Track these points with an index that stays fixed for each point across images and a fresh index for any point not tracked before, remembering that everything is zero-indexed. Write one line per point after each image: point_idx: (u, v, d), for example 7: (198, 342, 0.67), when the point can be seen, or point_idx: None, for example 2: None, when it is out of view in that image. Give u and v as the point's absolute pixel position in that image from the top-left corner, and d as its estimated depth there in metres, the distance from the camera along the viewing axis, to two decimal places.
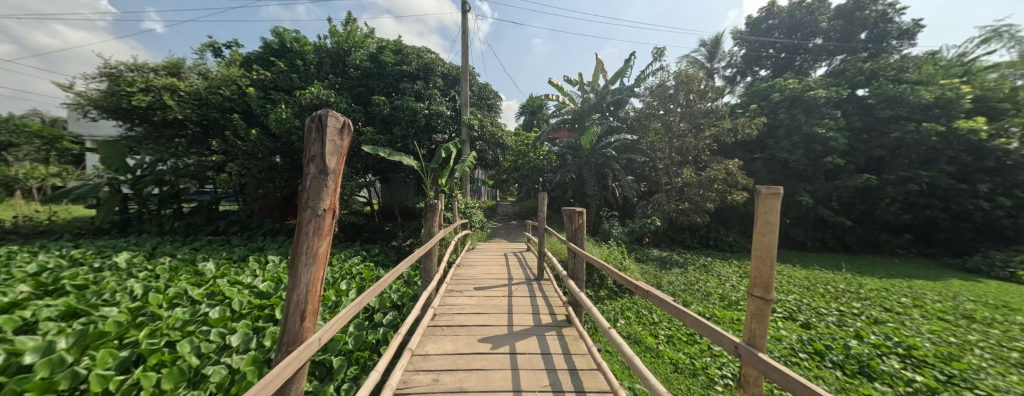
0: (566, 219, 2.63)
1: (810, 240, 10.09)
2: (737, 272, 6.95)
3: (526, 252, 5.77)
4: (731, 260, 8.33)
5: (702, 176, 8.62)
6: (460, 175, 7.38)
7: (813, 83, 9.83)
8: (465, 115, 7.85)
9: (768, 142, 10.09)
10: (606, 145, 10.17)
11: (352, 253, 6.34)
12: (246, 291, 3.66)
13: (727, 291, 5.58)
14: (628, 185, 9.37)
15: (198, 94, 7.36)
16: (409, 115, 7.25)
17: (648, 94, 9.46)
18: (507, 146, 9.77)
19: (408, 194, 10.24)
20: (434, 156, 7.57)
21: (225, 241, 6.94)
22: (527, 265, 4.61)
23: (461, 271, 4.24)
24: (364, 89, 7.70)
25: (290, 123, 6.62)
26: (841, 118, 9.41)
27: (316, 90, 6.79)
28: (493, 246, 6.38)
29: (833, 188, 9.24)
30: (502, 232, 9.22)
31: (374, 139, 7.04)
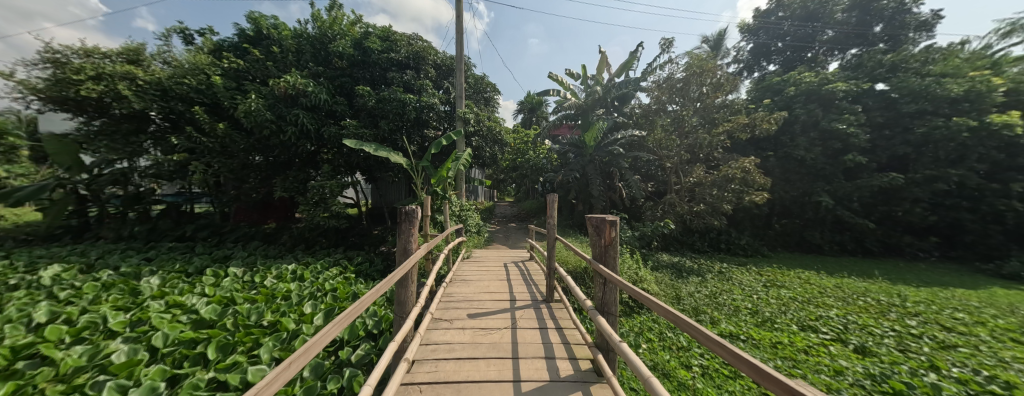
0: (592, 231, 1.95)
1: (827, 242, 9.53)
2: (760, 280, 6.31)
3: (530, 261, 5.04)
4: (748, 266, 7.70)
5: (716, 175, 7.98)
6: (454, 174, 6.66)
7: (831, 77, 9.23)
8: (460, 109, 7.14)
9: (782, 139, 9.50)
10: (611, 142, 9.51)
11: (331, 263, 5.57)
12: (181, 318, 2.91)
13: (757, 305, 4.92)
14: (636, 185, 8.73)
15: (160, 84, 6.59)
16: (397, 108, 6.51)
17: (657, 87, 8.80)
18: (505, 144, 9.07)
19: (398, 195, 9.50)
20: (425, 153, 6.84)
21: (188, 248, 6.16)
22: (531, 281, 3.89)
23: (453, 289, 3.50)
24: (347, 80, 6.91)
25: (260, 115, 5.85)
26: (862, 113, 8.83)
27: (291, 79, 6.03)
28: (491, 254, 5.62)
29: (854, 188, 8.65)
30: (500, 236, 8.55)
31: (357, 133, 6.28)
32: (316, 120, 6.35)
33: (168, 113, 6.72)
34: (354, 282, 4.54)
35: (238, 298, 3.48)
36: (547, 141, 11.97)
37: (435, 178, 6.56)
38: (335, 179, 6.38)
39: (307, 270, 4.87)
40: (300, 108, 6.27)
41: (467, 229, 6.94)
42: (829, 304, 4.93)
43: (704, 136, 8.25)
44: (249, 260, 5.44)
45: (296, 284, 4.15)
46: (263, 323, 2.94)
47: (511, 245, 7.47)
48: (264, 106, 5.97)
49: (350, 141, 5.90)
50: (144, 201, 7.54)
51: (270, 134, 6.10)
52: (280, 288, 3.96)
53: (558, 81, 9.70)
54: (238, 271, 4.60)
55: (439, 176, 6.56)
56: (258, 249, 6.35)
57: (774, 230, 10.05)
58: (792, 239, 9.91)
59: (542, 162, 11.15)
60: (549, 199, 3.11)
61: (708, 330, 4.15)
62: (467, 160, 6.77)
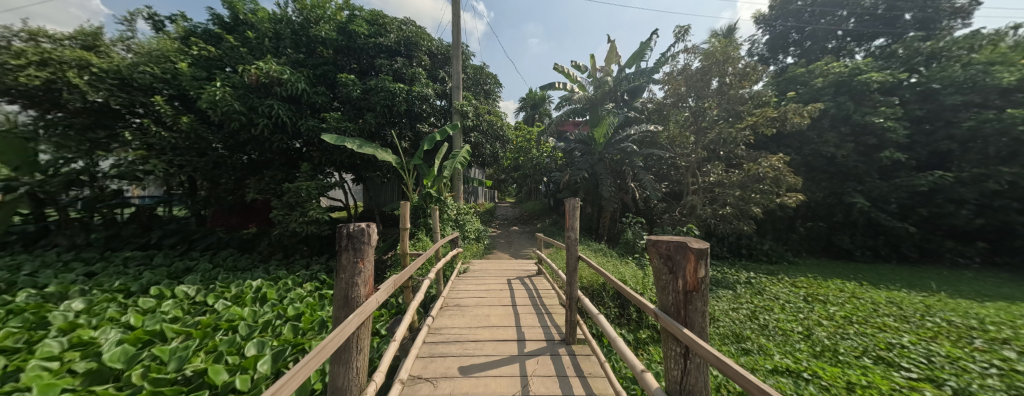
0: (664, 264, 1.12)
1: (858, 248, 8.75)
2: (798, 295, 5.52)
3: (539, 277, 4.26)
4: (777, 276, 6.93)
5: (741, 174, 7.19)
6: (450, 173, 5.94)
7: (863, 66, 8.43)
8: (457, 100, 6.41)
9: (810, 135, 8.70)
10: (623, 139, 8.71)
11: (305, 277, 4.79)
12: (72, 369, 2.15)
13: (809, 328, 4.12)
14: (650, 185, 7.95)
15: (120, 73, 5.86)
16: (385, 99, 5.74)
17: (674, 78, 8.03)
18: (507, 141, 8.31)
19: (391, 197, 8.74)
20: (417, 150, 6.09)
21: (145, 259, 5.39)
22: (542, 308, 3.08)
23: (443, 321, 2.70)
24: (330, 67, 6.11)
25: (226, 106, 5.09)
26: (899, 106, 8.03)
27: (263, 65, 5.27)
28: (493, 266, 4.82)
29: (892, 188, 7.85)
30: (502, 241, 7.81)
31: (338, 127, 5.50)
32: (294, 112, 5.59)
33: (129, 107, 5.98)
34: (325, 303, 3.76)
35: (166, 332, 2.72)
36: (552, 139, 11.20)
37: (428, 178, 5.88)
38: (315, 180, 5.58)
39: (274, 288, 4.11)
40: (275, 98, 5.51)
41: (464, 236, 6.18)
42: (895, 327, 4.13)
43: (728, 130, 7.44)
44: (209, 274, 4.68)
45: (252, 309, 3.37)
46: (183, 376, 2.17)
47: (514, 252, 6.72)
48: (233, 96, 5.22)
49: (330, 136, 5.17)
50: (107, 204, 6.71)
51: (239, 127, 5.33)
52: (228, 315, 3.18)
53: (565, 72, 8.92)
54: (190, 290, 3.84)
55: (433, 176, 5.84)
56: (227, 259, 5.58)
57: (798, 234, 9.29)
58: (818, 244, 9.15)
59: (546, 161, 10.42)
60: (568, 203, 2.34)
61: (762, 364, 3.34)
62: (464, 158, 6.10)
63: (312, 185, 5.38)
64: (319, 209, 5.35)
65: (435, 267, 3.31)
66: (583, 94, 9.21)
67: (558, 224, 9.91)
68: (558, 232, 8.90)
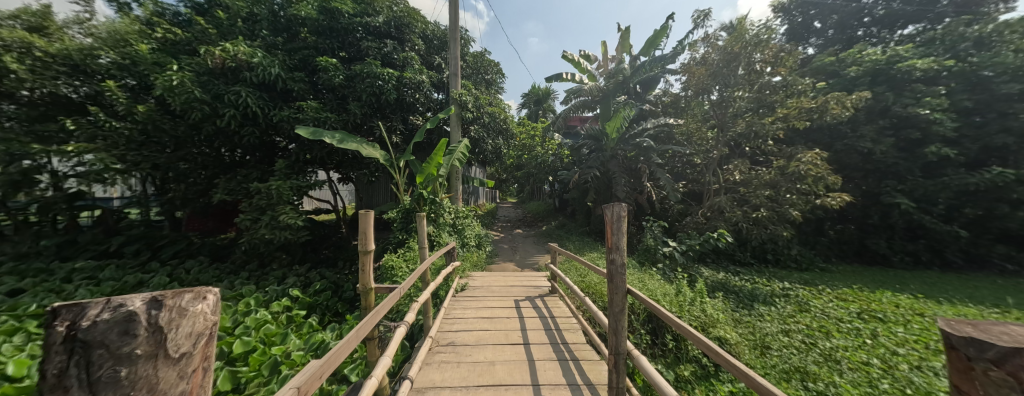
0: None
1: (896, 253, 7.94)
2: (851, 312, 4.74)
3: (553, 297, 3.48)
4: (815, 286, 6.17)
5: (775, 172, 6.42)
6: (447, 171, 5.21)
7: (904, 52, 7.63)
8: (455, 90, 5.69)
9: (844, 128, 7.90)
10: (638, 134, 7.92)
11: (274, 294, 4.06)
12: None
13: (889, 359, 3.33)
14: (669, 184, 7.19)
15: (70, 58, 5.12)
16: (371, 86, 5.01)
17: (695, 67, 7.26)
18: (510, 136, 7.55)
19: (383, 198, 8.02)
20: (409, 146, 5.35)
21: (95, 271, 4.67)
22: (564, 348, 2.32)
23: (430, 375, 1.94)
24: (310, 52, 5.37)
25: (186, 93, 4.35)
26: (945, 96, 7.23)
27: (230, 46, 4.53)
28: (497, 281, 4.02)
29: (939, 187, 7.05)
30: (505, 247, 7.05)
31: (316, 119, 4.75)
32: (267, 101, 4.85)
33: (87, 97, 5.34)
34: (288, 333, 3.00)
35: None
36: (557, 135, 10.40)
37: (422, 176, 5.19)
38: (292, 180, 4.81)
39: (230, 310, 3.39)
40: (245, 84, 4.75)
41: (463, 242, 5.44)
42: None
43: (758, 123, 6.65)
44: None
45: None
46: None
47: (519, 260, 5.96)
48: (195, 82, 4.47)
49: (305, 129, 4.44)
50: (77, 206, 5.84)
51: (203, 118, 4.59)
52: None
53: (573, 61, 8.11)
54: None
55: (427, 174, 5.13)
56: (191, 272, 4.85)
57: (828, 238, 8.51)
58: (850, 248, 8.38)
59: (552, 159, 9.66)
60: (609, 211, 1.60)
61: None
62: (463, 155, 5.42)
63: (285, 184, 4.57)
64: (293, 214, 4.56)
65: (423, 294, 2.56)
66: (592, 85, 8.37)
67: (566, 227, 9.16)
68: (566, 236, 8.15)
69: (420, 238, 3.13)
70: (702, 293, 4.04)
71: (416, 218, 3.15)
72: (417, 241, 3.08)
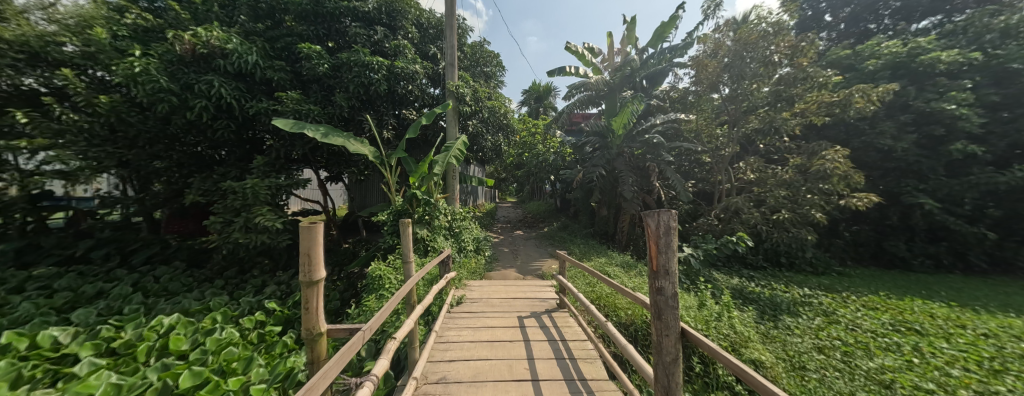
0: None
1: (917, 256, 7.54)
2: (885, 324, 4.33)
3: (562, 312, 3.04)
4: (838, 293, 5.76)
5: (794, 171, 6.01)
6: (442, 170, 4.78)
7: (926, 44, 7.21)
8: (451, 81, 5.25)
9: (863, 125, 7.49)
10: (646, 130, 7.48)
11: (247, 306, 3.61)
12: None
13: (948, 384, 2.90)
14: (680, 184, 6.77)
15: (29, 46, 4.48)
16: (359, 77, 4.57)
17: (708, 58, 6.76)
18: (510, 132, 7.12)
19: (376, 198, 7.58)
20: (401, 141, 4.91)
21: (53, 279, 4.21)
22: (582, 386, 1.89)
23: None
24: (293, 38, 4.90)
25: (150, 80, 3.89)
26: (971, 90, 6.82)
27: (202, 30, 4.08)
28: (497, 292, 3.57)
29: (966, 186, 6.63)
30: (505, 251, 6.62)
31: (296, 111, 4.28)
32: (244, 92, 4.40)
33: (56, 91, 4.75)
34: (254, 358, 2.56)
35: None
36: (560, 132, 9.95)
37: (414, 176, 4.79)
38: (270, 178, 4.34)
39: (190, 329, 2.93)
40: (217, 73, 4.28)
41: (460, 247, 5.00)
42: None
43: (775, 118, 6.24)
44: (117, 303, 3.48)
45: (124, 377, 2.13)
46: None
47: (520, 266, 5.54)
48: (163, 69, 4.01)
49: (282, 120, 3.97)
50: (47, 207, 5.33)
51: (171, 109, 4.12)
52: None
53: (577, 53, 7.66)
54: (61, 335, 2.64)
55: (420, 172, 4.71)
56: (161, 279, 4.40)
57: (844, 240, 8.12)
58: (867, 251, 7.98)
59: (554, 158, 9.23)
60: (650, 223, 1.16)
61: None
62: (460, 153, 4.99)
63: (260, 183, 4.10)
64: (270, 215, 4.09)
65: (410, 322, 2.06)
66: (597, 79, 7.90)
67: (569, 229, 8.74)
68: (570, 239, 7.73)
69: (407, 251, 2.57)
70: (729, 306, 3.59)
71: (401, 227, 2.55)
72: (403, 254, 2.54)
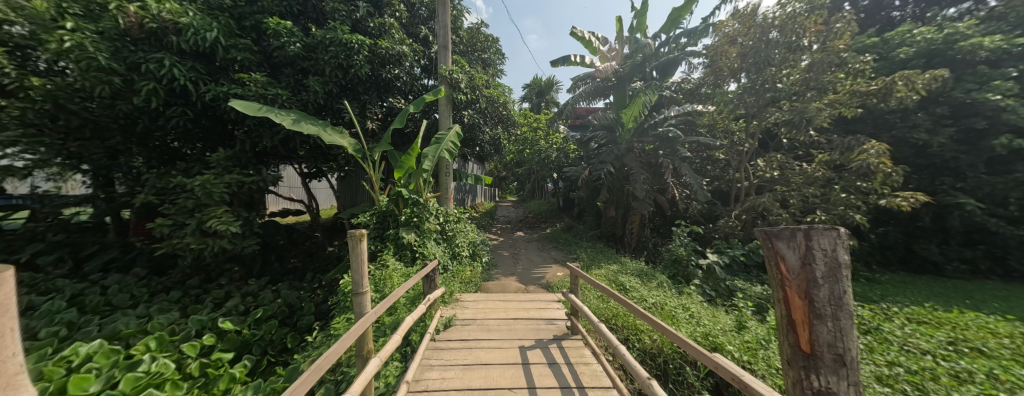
0: None
1: (951, 260, 6.96)
2: (943, 343, 3.75)
3: (574, 341, 2.44)
4: (874, 303, 5.18)
5: (825, 167, 5.42)
6: (432, 165, 4.19)
7: (966, 29, 6.56)
8: (443, 66, 4.66)
9: (895, 118, 6.86)
10: (658, 123, 6.88)
11: (195, 326, 3.03)
12: None
13: None
14: (697, 182, 6.18)
15: None
16: (336, 58, 3.96)
17: (727, 45, 6.09)
18: (510, 125, 6.53)
19: (365, 197, 7.00)
20: (386, 132, 4.31)
21: None
22: None
23: None
24: (262, 14, 4.28)
25: (87, 60, 3.30)
26: (1017, 79, 6.19)
27: (150, 1, 3.49)
28: (494, 311, 2.97)
29: (1011, 185, 6.02)
30: (505, 255, 6.04)
31: (262, 95, 3.68)
32: (203, 74, 3.80)
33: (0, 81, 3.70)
34: None
35: None
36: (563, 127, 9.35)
37: (400, 171, 4.22)
38: (231, 173, 3.73)
39: (109, 363, 2.34)
40: (169, 52, 3.69)
41: (453, 253, 4.42)
42: None
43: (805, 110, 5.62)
44: (40, 323, 2.90)
45: None
46: None
47: (522, 273, 4.94)
48: (106, 46, 3.43)
49: (242, 103, 3.36)
50: None
51: (115, 94, 3.53)
52: None
53: (583, 39, 7.03)
54: None
55: (407, 168, 4.14)
56: (109, 290, 3.83)
57: (869, 242, 7.53)
58: (895, 254, 7.40)
59: (557, 154, 8.65)
60: (788, 265, 1.02)
61: None
62: (453, 146, 4.41)
63: (213, 180, 3.47)
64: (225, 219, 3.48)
65: (354, 391, 1.38)
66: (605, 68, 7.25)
67: (574, 230, 8.15)
68: (575, 241, 7.15)
69: (358, 276, 1.83)
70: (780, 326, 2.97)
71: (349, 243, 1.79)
72: (352, 281, 1.81)
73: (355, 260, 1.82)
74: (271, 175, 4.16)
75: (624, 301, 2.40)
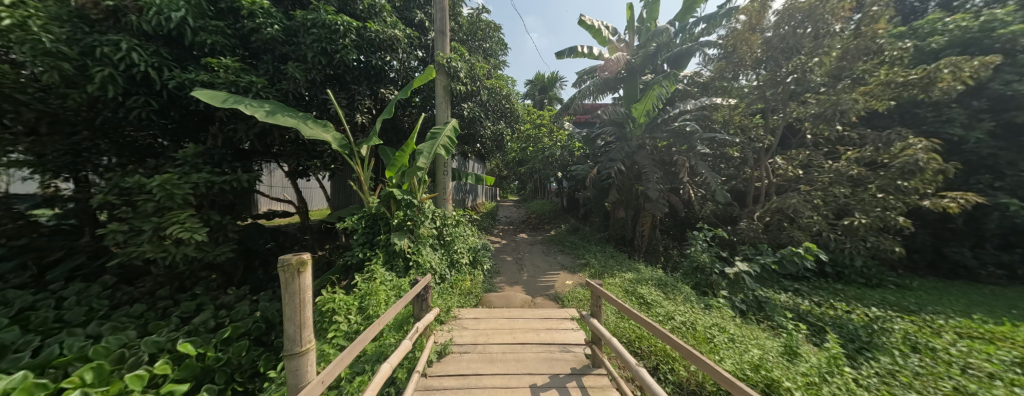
0: None
1: (986, 265, 6.46)
2: (1007, 364, 3.28)
3: (597, 377, 2.00)
4: (912, 314, 4.72)
5: (856, 165, 4.96)
6: (427, 162, 3.76)
7: (1006, 15, 6.03)
8: (440, 54, 4.22)
9: (928, 112, 6.34)
10: (672, 118, 6.42)
11: (150, 350, 2.59)
12: None
13: None
14: (715, 181, 5.73)
15: None
16: (318, 42, 3.52)
17: (748, 33, 5.59)
18: (513, 120, 6.09)
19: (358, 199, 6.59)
20: (375, 127, 3.88)
21: None
22: None
23: None
24: None
25: (35, 43, 2.88)
26: None
27: None
28: (498, 333, 2.53)
29: None
30: (508, 260, 5.61)
31: (234, 82, 3.24)
32: (170, 60, 3.37)
33: None
34: None
35: None
36: (567, 124, 8.95)
37: (392, 169, 3.80)
38: (199, 172, 3.29)
39: None
40: (130, 35, 3.26)
41: (451, 259, 4.00)
42: None
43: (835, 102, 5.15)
44: None
45: None
46: None
47: (527, 282, 4.50)
48: (58, 29, 3.02)
49: (207, 92, 2.92)
50: None
51: (71, 83, 3.12)
52: None
53: (591, 29, 6.55)
54: None
55: (400, 165, 3.71)
56: (67, 303, 3.41)
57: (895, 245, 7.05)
58: (923, 258, 6.93)
59: (562, 152, 8.22)
60: None
61: None
62: (449, 142, 3.99)
63: (174, 180, 3.00)
64: (190, 225, 3.02)
65: None
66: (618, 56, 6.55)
67: (580, 232, 7.71)
68: (583, 244, 6.72)
69: (296, 326, 1.21)
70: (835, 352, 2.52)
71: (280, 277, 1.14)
72: (289, 334, 1.20)
73: (291, 303, 1.19)
74: (248, 173, 3.73)
75: (634, 313, 2.01)
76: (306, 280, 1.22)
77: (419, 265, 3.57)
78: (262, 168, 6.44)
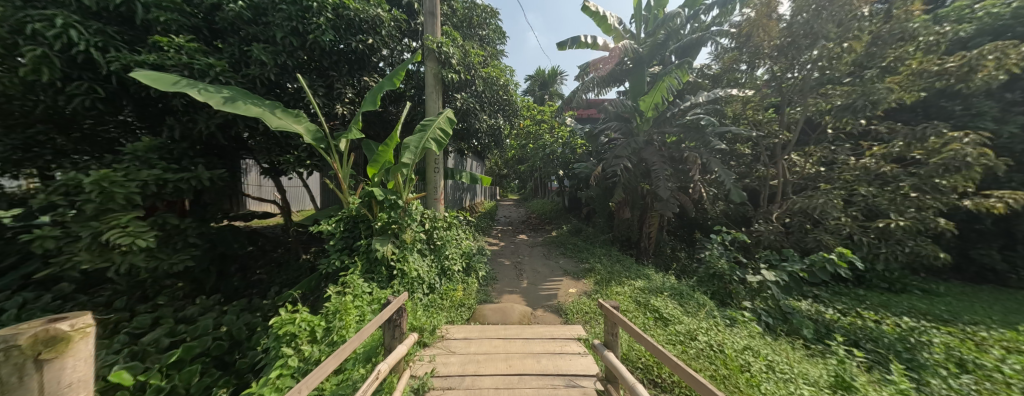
0: None
1: (1018, 268, 5.99)
2: None
3: None
4: (948, 325, 4.28)
5: (885, 161, 4.54)
6: (415, 156, 3.34)
7: None
8: (429, 37, 3.79)
9: (955, 106, 5.64)
10: (682, 112, 6.02)
11: (75, 379, 2.17)
12: None
13: None
14: (729, 179, 5.33)
15: None
16: (287, 20, 3.09)
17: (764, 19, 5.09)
18: (510, 113, 5.66)
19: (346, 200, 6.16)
20: (355, 118, 3.46)
21: None
22: None
23: None
24: None
25: None
26: None
27: None
28: (491, 361, 2.13)
29: None
30: (506, 265, 5.19)
31: (189, 65, 2.82)
32: (120, 41, 2.95)
33: None
34: None
35: None
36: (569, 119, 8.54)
37: (375, 165, 3.40)
38: (151, 168, 2.87)
39: None
40: (70, 11, 2.84)
41: (441, 266, 3.59)
42: None
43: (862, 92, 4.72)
44: None
45: None
46: None
47: (526, 291, 4.08)
48: None
49: (150, 74, 2.49)
50: None
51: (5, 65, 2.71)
52: None
53: (595, 16, 6.11)
54: None
55: (384, 160, 3.32)
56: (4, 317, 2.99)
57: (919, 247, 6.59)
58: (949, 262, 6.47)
59: (564, 149, 7.78)
60: None
61: None
62: (442, 134, 3.56)
63: (115, 177, 2.56)
64: (134, 229, 2.59)
65: None
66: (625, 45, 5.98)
67: (583, 234, 7.28)
68: (586, 246, 6.30)
69: None
70: (897, 383, 2.07)
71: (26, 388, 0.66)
72: None
73: None
74: (212, 170, 3.31)
75: (656, 345, 1.49)
76: (80, 378, 0.75)
77: (404, 274, 3.15)
78: (240, 163, 6.11)
